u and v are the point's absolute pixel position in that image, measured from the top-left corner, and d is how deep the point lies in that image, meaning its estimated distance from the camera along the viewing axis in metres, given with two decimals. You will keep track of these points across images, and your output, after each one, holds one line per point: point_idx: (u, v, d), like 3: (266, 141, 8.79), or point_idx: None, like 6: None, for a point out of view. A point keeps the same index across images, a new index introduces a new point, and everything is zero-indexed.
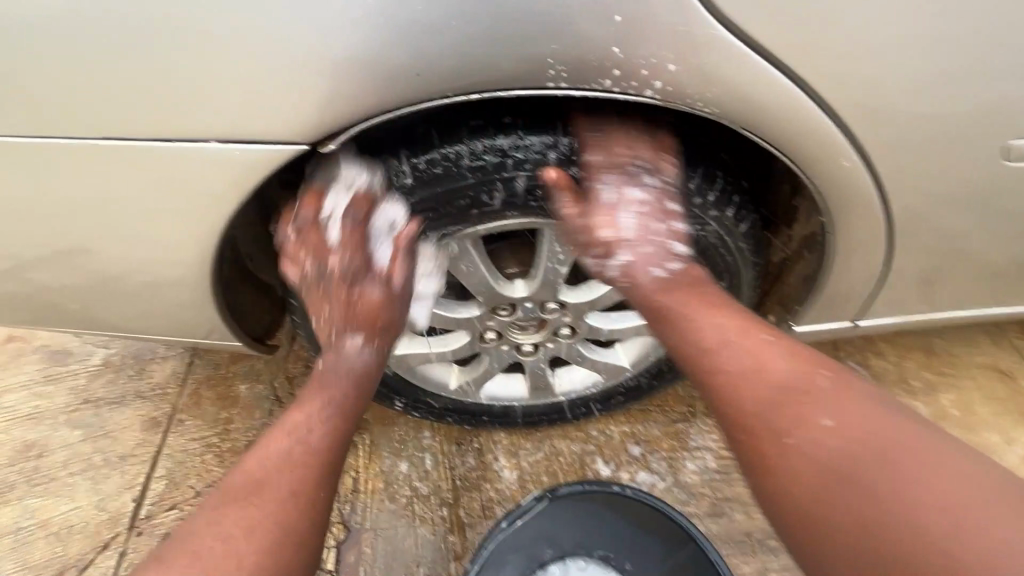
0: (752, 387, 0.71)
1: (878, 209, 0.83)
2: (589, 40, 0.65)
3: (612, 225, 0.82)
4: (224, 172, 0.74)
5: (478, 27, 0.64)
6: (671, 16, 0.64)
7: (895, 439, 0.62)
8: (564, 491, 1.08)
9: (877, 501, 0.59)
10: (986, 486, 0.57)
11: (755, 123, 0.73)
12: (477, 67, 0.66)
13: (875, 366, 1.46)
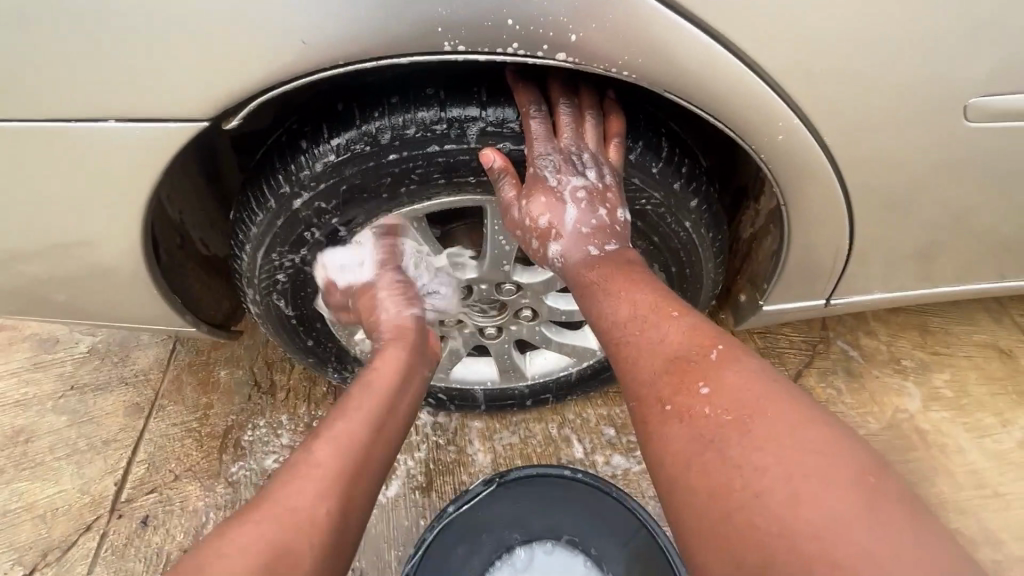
0: (644, 358, 0.65)
1: (834, 178, 0.78)
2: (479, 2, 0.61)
3: (547, 212, 0.74)
4: (136, 154, 0.72)
5: None
6: None
7: (776, 423, 0.53)
8: (515, 474, 1.07)
9: (727, 479, 0.53)
10: (839, 475, 0.49)
11: (680, 87, 0.67)
12: (371, 28, 0.62)
13: (865, 346, 1.41)
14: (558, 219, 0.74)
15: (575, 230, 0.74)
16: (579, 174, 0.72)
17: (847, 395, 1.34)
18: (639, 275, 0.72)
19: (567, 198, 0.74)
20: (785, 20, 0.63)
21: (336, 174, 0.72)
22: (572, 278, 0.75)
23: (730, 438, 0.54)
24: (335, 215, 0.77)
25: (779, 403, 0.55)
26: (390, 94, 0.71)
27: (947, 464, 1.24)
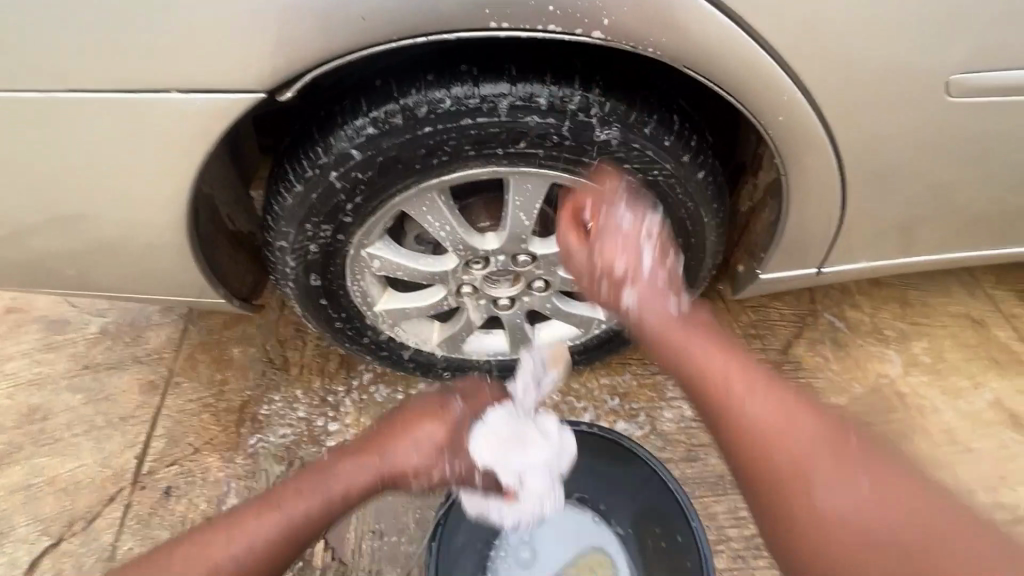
0: (698, 367, 0.73)
1: (829, 150, 0.85)
2: None
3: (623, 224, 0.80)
4: (190, 123, 0.78)
5: None
6: None
7: (801, 421, 0.67)
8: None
9: (796, 481, 0.65)
10: (846, 462, 0.64)
11: (699, 64, 0.74)
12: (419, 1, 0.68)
13: (850, 317, 1.50)
14: (633, 268, 0.78)
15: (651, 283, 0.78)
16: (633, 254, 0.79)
17: (834, 362, 1.43)
18: (716, 332, 0.76)
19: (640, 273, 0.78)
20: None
21: (374, 147, 0.78)
22: (648, 334, 0.77)
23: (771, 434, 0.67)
24: (369, 188, 0.82)
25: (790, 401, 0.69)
26: (426, 72, 0.76)
27: (924, 423, 1.34)
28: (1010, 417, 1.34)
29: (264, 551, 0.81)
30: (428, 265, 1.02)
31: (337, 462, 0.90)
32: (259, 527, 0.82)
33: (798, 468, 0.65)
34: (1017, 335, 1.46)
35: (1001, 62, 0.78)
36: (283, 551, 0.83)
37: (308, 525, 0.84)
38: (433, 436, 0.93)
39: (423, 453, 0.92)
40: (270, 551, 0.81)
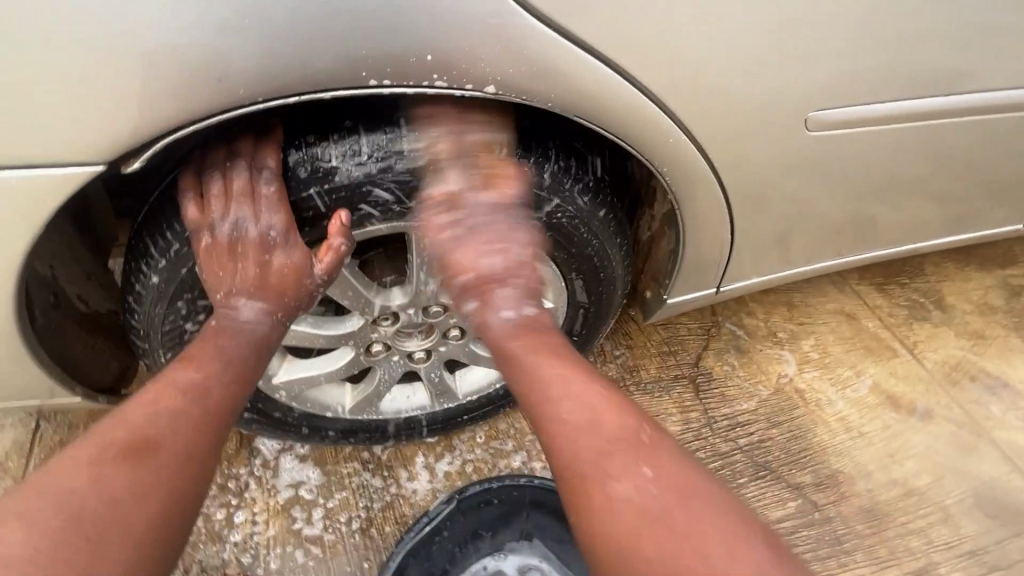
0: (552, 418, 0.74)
1: (714, 182, 0.90)
2: (403, 37, 0.63)
3: (510, 312, 0.85)
4: (13, 205, 0.65)
5: (287, 29, 0.60)
6: (481, 12, 0.64)
7: (606, 414, 0.73)
8: (472, 490, 1.10)
9: (589, 471, 0.69)
10: (634, 458, 0.69)
11: (591, 112, 0.75)
12: (292, 64, 0.62)
13: (748, 324, 1.61)
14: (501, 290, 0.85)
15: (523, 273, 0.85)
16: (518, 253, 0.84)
17: (740, 368, 1.53)
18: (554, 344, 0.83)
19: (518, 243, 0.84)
20: (661, 51, 0.72)
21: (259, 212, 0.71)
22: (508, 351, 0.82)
23: (574, 433, 0.71)
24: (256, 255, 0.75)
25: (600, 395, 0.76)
26: (306, 132, 0.71)
27: (822, 415, 1.46)
28: (888, 398, 1.50)
29: (191, 432, 0.67)
30: (331, 329, 0.94)
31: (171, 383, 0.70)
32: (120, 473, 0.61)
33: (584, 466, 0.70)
34: (881, 323, 1.66)
35: (842, 104, 0.88)
36: (219, 407, 0.71)
37: (230, 365, 0.73)
38: (251, 246, 0.73)
39: (273, 277, 0.76)
40: (196, 425, 0.68)
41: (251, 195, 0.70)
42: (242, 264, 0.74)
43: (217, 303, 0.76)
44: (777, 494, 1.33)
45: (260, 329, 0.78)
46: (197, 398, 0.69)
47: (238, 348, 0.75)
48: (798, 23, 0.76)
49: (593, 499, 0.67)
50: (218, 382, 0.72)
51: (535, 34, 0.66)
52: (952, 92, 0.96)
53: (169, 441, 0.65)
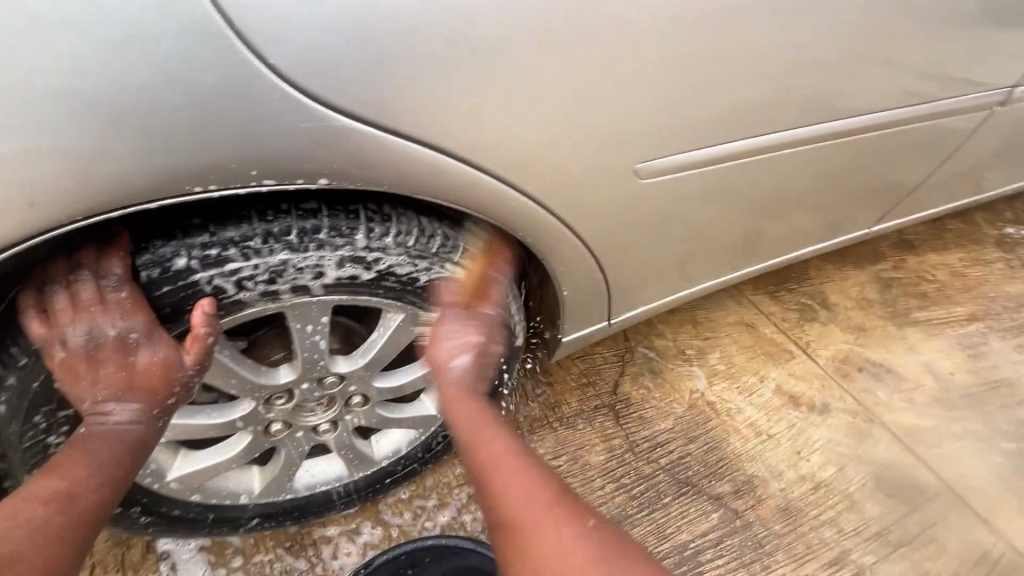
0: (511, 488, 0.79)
1: (575, 234, 0.96)
2: (220, 147, 0.63)
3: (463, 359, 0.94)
4: None
5: (90, 150, 0.58)
6: (296, 112, 0.64)
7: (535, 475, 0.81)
8: (377, 560, 1.14)
9: (528, 532, 0.75)
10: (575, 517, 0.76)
11: (430, 189, 0.77)
12: (89, 183, 0.60)
13: (658, 345, 1.70)
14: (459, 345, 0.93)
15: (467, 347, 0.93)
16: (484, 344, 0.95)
17: (655, 389, 1.60)
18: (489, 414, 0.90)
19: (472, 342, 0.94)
20: (486, 129, 0.74)
21: (114, 317, 0.71)
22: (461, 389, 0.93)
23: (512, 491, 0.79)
24: (120, 358, 0.74)
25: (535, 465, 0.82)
26: (153, 234, 0.72)
27: (733, 423, 1.55)
28: (791, 398, 1.62)
29: (55, 543, 0.65)
30: (217, 416, 0.92)
31: (40, 489, 0.68)
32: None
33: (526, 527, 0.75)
34: (777, 328, 1.80)
35: (681, 155, 0.96)
36: (87, 513, 0.70)
37: (101, 468, 0.73)
38: (110, 354, 0.73)
39: (140, 378, 0.75)
40: (57, 535, 0.66)
41: (106, 301, 0.70)
42: (105, 372, 0.74)
43: (83, 413, 0.75)
44: (700, 507, 1.39)
45: (133, 431, 0.77)
46: (62, 507, 0.68)
47: (110, 452, 0.74)
48: (620, 88, 0.81)
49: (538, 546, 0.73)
50: (86, 488, 0.71)
51: (347, 129, 0.67)
52: (780, 129, 1.06)
53: (26, 558, 0.62)
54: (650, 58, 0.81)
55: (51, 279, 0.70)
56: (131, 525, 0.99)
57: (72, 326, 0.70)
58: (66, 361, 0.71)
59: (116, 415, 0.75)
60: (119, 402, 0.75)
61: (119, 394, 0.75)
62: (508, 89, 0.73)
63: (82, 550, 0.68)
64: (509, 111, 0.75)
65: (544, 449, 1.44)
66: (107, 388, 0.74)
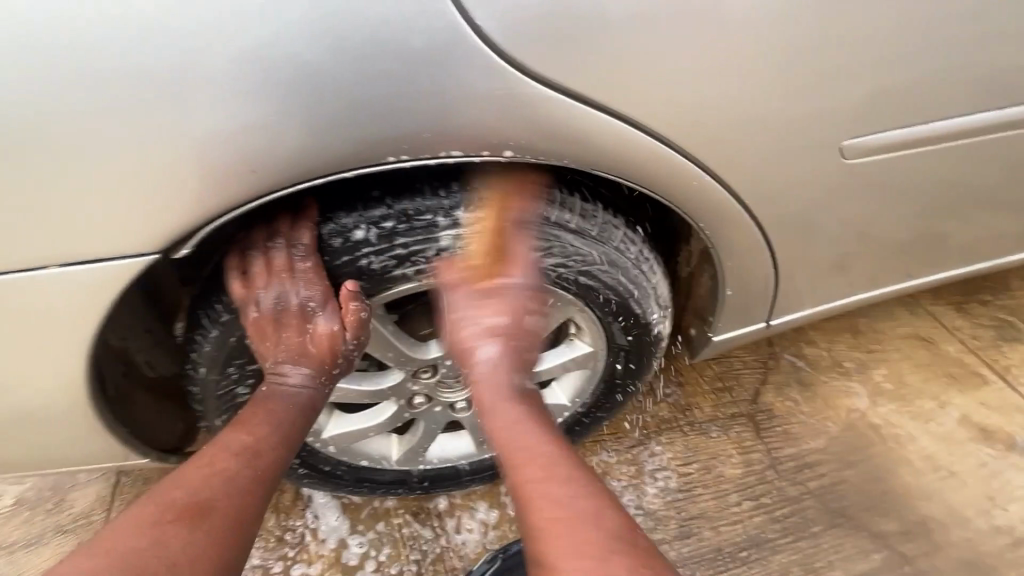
0: (539, 499, 0.72)
1: (751, 221, 0.85)
2: (415, 115, 0.62)
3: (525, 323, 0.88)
4: (75, 300, 0.68)
5: (305, 117, 0.60)
6: (488, 80, 0.62)
7: (605, 510, 0.71)
8: (514, 548, 1.14)
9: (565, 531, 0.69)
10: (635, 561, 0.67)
11: (609, 165, 0.72)
12: (305, 152, 0.62)
13: (809, 355, 1.50)
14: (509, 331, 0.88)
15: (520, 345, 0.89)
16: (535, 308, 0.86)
17: (804, 404, 1.42)
18: (544, 419, 0.85)
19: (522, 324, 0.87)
20: (678, 100, 0.68)
21: (306, 287, 0.79)
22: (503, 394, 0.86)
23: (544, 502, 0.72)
24: (304, 323, 0.82)
25: (589, 487, 0.74)
26: (336, 205, 0.75)
27: (904, 453, 1.33)
28: (981, 431, 1.36)
29: (240, 496, 0.71)
30: (371, 383, 0.97)
31: (233, 440, 0.76)
32: (188, 528, 0.65)
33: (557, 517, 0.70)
34: (965, 346, 1.51)
35: (887, 133, 0.83)
36: (269, 470, 0.76)
37: (279, 427, 0.80)
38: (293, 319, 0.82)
39: (316, 344, 0.84)
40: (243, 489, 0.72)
41: (292, 271, 0.77)
42: (287, 335, 0.84)
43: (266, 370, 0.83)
44: (858, 544, 1.21)
45: (304, 394, 0.85)
46: (248, 461, 0.75)
47: (287, 413, 0.82)
48: (825, 52, 0.71)
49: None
50: (269, 444, 0.78)
51: (540, 98, 0.64)
52: (1016, 104, 0.88)
53: (221, 505, 0.69)
54: (861, 17, 0.70)
55: (247, 246, 0.77)
56: (290, 474, 1.08)
57: (264, 290, 0.78)
58: (256, 321, 0.80)
59: (293, 375, 0.84)
60: (297, 364, 0.84)
61: (295, 356, 0.84)
62: (707, 56, 0.66)
63: (268, 499, 0.75)
64: (706, 81, 0.68)
65: (672, 454, 1.35)
66: (290, 347, 0.84)
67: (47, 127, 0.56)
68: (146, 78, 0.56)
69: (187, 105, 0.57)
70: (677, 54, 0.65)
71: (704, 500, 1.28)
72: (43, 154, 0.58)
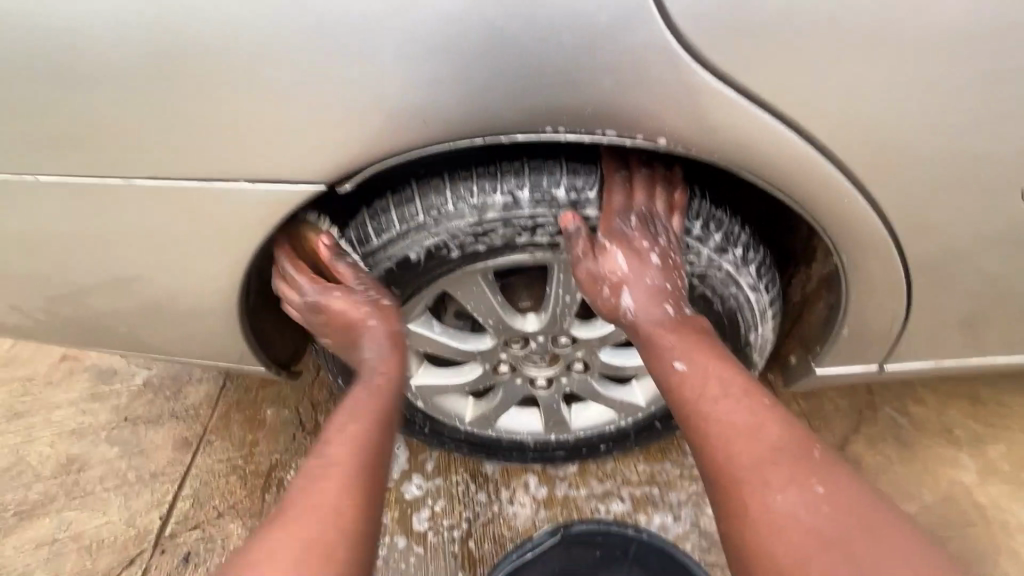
0: (730, 430, 0.69)
1: (895, 251, 0.80)
2: (581, 88, 0.64)
3: (623, 265, 0.80)
4: (247, 210, 0.78)
5: (479, 76, 0.64)
6: (660, 63, 0.63)
7: (770, 426, 0.69)
8: (578, 527, 1.09)
9: (750, 475, 0.65)
10: (802, 473, 0.64)
11: (759, 168, 0.70)
12: (466, 112, 0.67)
13: (914, 413, 1.37)
14: (634, 273, 0.80)
15: (644, 283, 0.81)
16: (652, 239, 0.79)
17: (898, 463, 1.31)
18: (712, 345, 0.79)
19: (649, 263, 0.80)
20: (848, 110, 0.65)
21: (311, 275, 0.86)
22: (645, 334, 0.81)
23: (737, 432, 0.69)
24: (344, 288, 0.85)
25: (768, 408, 0.71)
26: (474, 167, 0.79)
27: (1010, 542, 1.19)
28: None
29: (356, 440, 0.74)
30: (465, 343, 1.01)
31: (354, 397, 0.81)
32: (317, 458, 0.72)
33: (745, 474, 0.66)
34: None
35: None
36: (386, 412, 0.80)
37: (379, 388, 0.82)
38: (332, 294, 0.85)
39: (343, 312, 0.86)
40: (375, 464, 0.73)
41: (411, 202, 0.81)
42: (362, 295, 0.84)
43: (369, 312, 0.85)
44: None
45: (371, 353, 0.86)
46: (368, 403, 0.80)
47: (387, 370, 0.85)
48: None
49: (746, 505, 0.64)
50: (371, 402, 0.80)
51: (709, 87, 0.64)
52: None
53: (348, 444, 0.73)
54: None
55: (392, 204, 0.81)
56: None
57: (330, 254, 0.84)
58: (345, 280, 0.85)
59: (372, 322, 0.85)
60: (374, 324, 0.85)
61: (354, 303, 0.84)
62: (899, 63, 0.62)
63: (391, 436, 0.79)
64: (886, 95, 0.64)
65: None
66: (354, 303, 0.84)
67: (253, 60, 0.64)
68: (360, 25, 0.62)
69: (378, 51, 0.63)
70: (864, 59, 0.62)
71: None
72: (245, 82, 0.66)
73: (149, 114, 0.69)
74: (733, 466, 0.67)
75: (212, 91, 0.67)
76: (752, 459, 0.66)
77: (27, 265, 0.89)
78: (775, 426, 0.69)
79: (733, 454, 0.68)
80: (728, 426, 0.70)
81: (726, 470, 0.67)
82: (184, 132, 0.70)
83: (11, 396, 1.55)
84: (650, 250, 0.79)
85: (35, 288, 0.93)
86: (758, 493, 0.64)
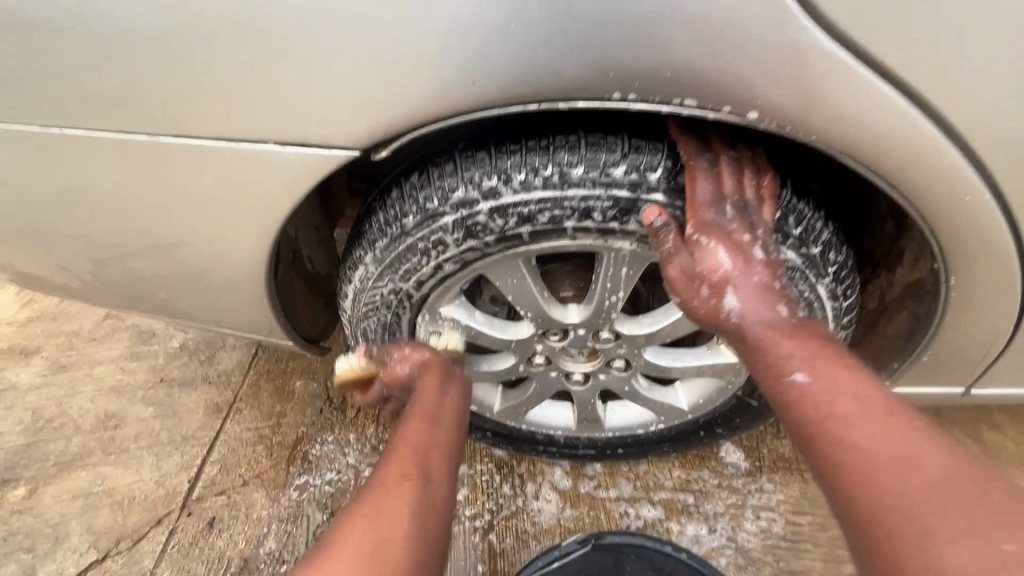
0: (867, 459, 0.54)
1: (1012, 258, 0.68)
2: (658, 48, 0.56)
3: (725, 262, 0.68)
4: (278, 175, 0.73)
5: (540, 32, 0.56)
6: (758, 18, 0.53)
7: (924, 458, 0.52)
8: (611, 540, 1.04)
9: (896, 516, 0.50)
10: (976, 520, 0.46)
11: (861, 150, 0.60)
12: (524, 75, 0.60)
13: (988, 441, 1.24)
14: (739, 271, 0.69)
15: (751, 282, 0.69)
16: (751, 231, 0.69)
17: None
18: (840, 352, 0.65)
19: (754, 258, 0.69)
20: (979, 87, 0.54)
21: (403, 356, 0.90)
22: (753, 340, 0.69)
23: (879, 462, 0.54)
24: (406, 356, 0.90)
25: (917, 432, 0.55)
26: (526, 138, 0.72)
27: None
28: None
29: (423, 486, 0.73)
30: (501, 331, 0.95)
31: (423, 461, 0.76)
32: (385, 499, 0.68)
33: (895, 515, 0.50)
34: None
35: None
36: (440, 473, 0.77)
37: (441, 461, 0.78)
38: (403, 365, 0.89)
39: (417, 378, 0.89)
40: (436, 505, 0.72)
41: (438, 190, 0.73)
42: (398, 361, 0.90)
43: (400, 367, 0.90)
44: None
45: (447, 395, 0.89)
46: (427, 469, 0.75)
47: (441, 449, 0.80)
48: None
49: (892, 549, 0.49)
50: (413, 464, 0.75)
51: (819, 49, 0.54)
52: None
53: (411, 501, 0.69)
54: None
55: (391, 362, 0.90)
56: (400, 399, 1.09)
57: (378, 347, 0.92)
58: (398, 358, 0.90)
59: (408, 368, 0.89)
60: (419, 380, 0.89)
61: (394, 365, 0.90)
62: None
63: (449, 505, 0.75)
64: None
65: (784, 497, 1.21)
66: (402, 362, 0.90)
67: (292, 9, 0.59)
68: None
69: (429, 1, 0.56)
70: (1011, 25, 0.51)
71: (810, 559, 1.15)
72: (282, 34, 0.60)
73: (185, 66, 0.64)
74: (865, 500, 0.53)
75: (246, 43, 0.61)
76: (888, 498, 0.51)
77: (64, 222, 0.87)
78: (931, 461, 0.52)
79: (867, 485, 0.53)
80: (865, 452, 0.55)
81: (857, 502, 0.53)
82: (215, 88, 0.66)
83: (57, 349, 1.59)
84: (751, 244, 0.69)
85: (70, 247, 0.92)
86: (903, 536, 0.49)
